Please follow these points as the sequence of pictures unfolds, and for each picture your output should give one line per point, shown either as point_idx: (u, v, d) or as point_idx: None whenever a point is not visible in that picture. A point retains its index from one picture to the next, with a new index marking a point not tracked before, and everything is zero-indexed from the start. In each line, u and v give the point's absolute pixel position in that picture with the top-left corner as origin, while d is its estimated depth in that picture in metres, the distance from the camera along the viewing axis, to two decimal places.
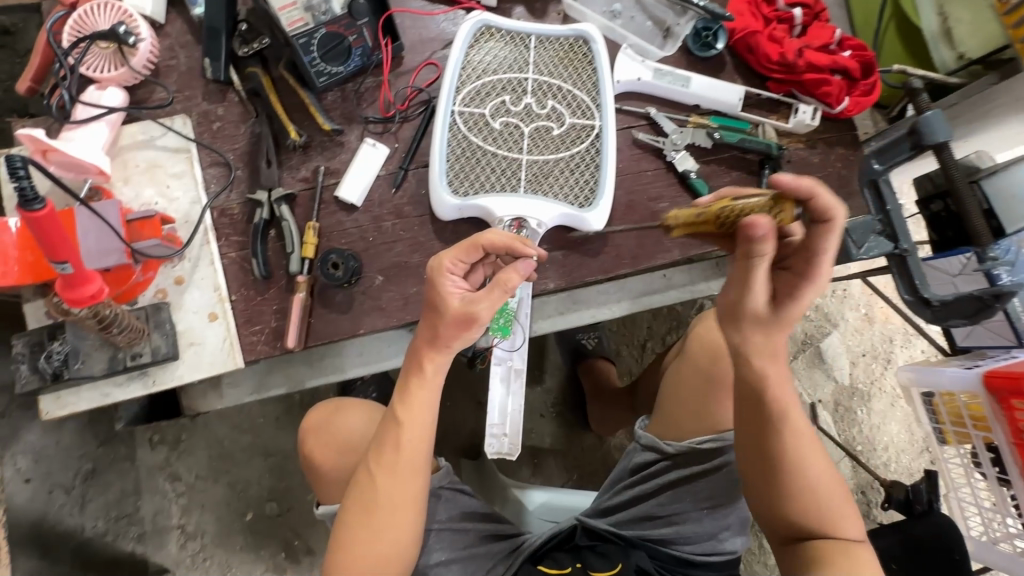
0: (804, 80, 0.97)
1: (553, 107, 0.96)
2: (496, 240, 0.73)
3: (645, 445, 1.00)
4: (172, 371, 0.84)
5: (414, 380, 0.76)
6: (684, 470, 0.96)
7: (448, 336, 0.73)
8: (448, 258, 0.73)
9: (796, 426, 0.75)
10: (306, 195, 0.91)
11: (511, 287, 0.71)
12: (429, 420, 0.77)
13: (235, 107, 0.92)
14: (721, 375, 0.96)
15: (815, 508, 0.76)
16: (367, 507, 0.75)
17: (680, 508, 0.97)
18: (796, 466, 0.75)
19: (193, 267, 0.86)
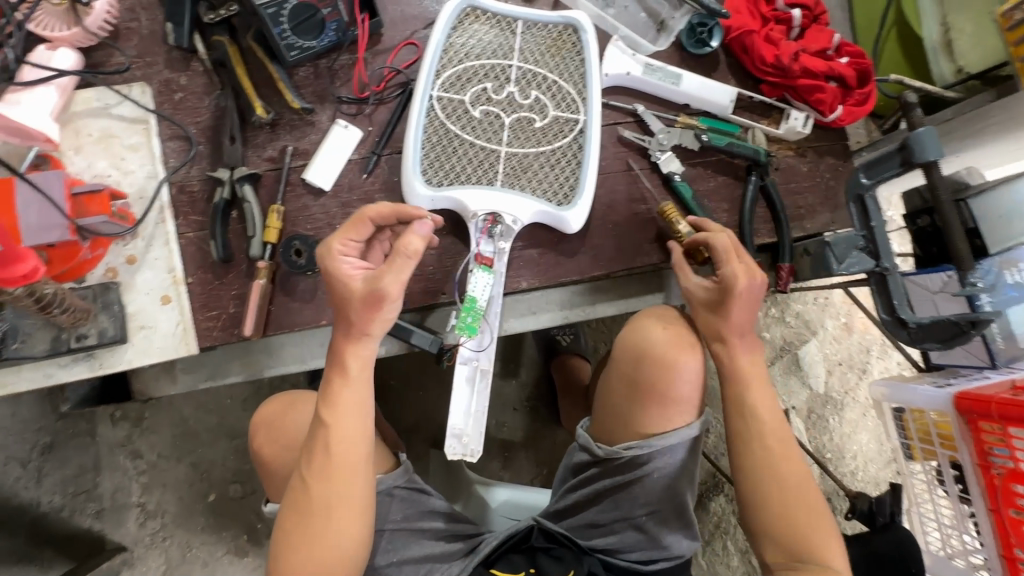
0: (798, 85, 0.94)
1: (537, 97, 0.92)
2: (383, 211, 0.74)
3: (581, 446, 0.97)
4: (120, 355, 0.79)
5: (336, 377, 0.75)
6: (616, 477, 0.92)
7: (363, 321, 0.73)
8: (337, 241, 0.74)
9: (774, 444, 0.81)
10: (271, 175, 0.87)
11: (413, 251, 0.70)
12: (359, 418, 0.75)
13: (199, 77, 0.87)
14: (648, 381, 0.88)
15: (798, 527, 0.79)
16: (307, 512, 0.73)
17: (620, 512, 0.93)
18: (778, 484, 0.80)
19: (147, 246, 0.82)
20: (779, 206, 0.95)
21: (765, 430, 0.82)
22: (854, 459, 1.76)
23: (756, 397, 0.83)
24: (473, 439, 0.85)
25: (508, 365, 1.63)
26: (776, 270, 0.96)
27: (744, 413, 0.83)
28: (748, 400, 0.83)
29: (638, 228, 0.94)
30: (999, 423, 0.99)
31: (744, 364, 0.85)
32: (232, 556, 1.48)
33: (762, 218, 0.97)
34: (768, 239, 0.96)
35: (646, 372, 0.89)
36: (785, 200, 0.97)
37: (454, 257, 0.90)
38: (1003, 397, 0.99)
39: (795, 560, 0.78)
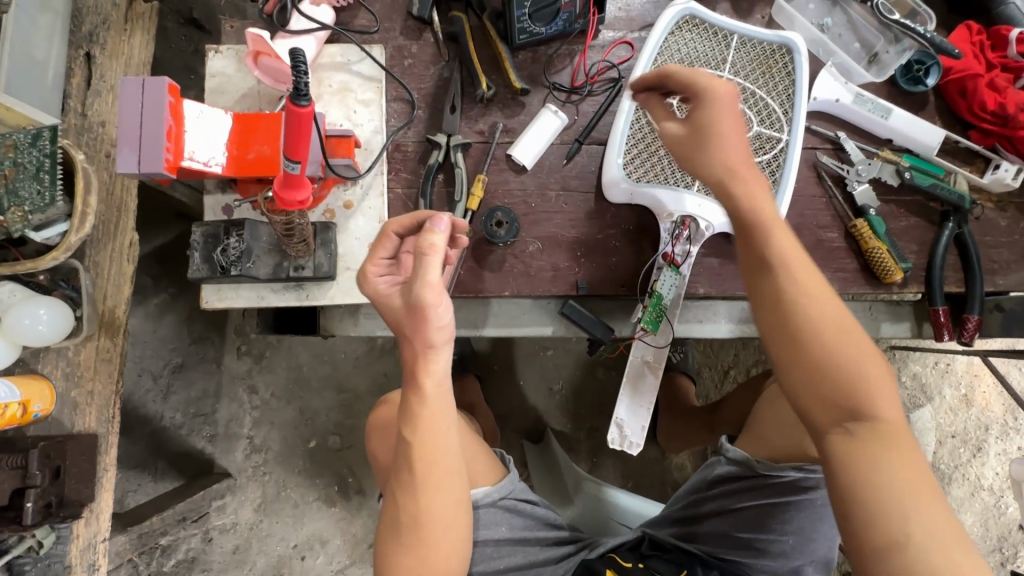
0: (1016, 137, 0.90)
1: (743, 110, 0.92)
2: (400, 221, 0.84)
3: (731, 460, 0.93)
4: (325, 291, 0.85)
5: (415, 398, 0.79)
6: (772, 496, 0.90)
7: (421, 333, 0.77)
8: (370, 266, 0.85)
9: (796, 268, 0.66)
10: (479, 147, 0.92)
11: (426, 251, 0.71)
12: (435, 433, 0.78)
13: (428, 48, 0.93)
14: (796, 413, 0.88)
15: (866, 378, 0.62)
16: (407, 530, 0.79)
17: (770, 531, 0.91)
18: (803, 318, 0.64)
19: (364, 194, 0.88)
20: (974, 257, 0.92)
21: (791, 263, 0.66)
22: None
23: (778, 223, 0.67)
24: (633, 433, 0.85)
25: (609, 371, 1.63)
26: (961, 323, 0.93)
27: (761, 230, 0.67)
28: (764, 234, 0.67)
29: (822, 255, 0.93)
30: None
31: (750, 195, 0.69)
32: (321, 503, 1.54)
33: (952, 267, 0.94)
34: (955, 288, 0.93)
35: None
36: (979, 252, 0.94)
37: (637, 254, 0.91)
38: None
39: (854, 420, 0.62)
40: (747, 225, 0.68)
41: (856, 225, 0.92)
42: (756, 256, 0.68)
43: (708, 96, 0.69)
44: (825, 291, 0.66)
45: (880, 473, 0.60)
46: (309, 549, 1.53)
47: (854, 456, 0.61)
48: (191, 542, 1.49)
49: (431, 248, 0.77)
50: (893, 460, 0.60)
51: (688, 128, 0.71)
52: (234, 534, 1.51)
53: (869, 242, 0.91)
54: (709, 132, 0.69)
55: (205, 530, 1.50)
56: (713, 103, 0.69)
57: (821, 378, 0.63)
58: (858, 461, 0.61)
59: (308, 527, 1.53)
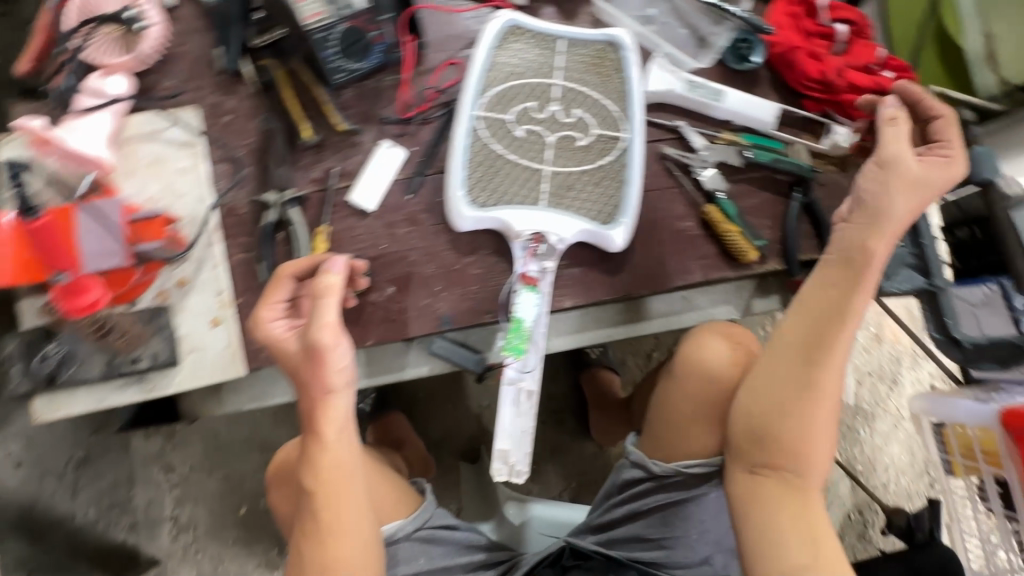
0: (841, 101, 0.93)
1: (580, 115, 0.91)
2: (297, 264, 0.79)
3: (634, 462, 0.95)
4: (171, 378, 0.80)
5: (314, 446, 0.78)
6: (674, 494, 0.92)
7: (317, 378, 0.75)
8: (262, 311, 0.78)
9: (828, 371, 0.77)
10: (317, 197, 0.87)
11: (325, 288, 0.75)
12: (337, 476, 0.78)
13: (246, 100, 0.88)
14: (703, 402, 0.90)
15: (794, 443, 0.76)
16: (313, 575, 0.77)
17: (674, 527, 0.93)
18: (817, 410, 0.76)
19: (197, 268, 0.82)
20: (824, 222, 0.94)
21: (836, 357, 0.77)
22: (886, 471, 1.74)
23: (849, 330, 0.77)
24: (518, 460, 0.85)
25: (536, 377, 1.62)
26: None
27: (830, 325, 0.76)
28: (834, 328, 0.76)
29: (683, 246, 0.93)
30: None
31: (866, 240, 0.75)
32: (263, 569, 1.48)
33: (806, 234, 0.96)
34: (812, 255, 0.95)
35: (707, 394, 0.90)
36: (829, 216, 0.96)
37: (499, 278, 0.89)
38: None
39: (782, 468, 0.77)
40: (838, 322, 0.76)
41: (707, 210, 0.92)
42: (820, 342, 0.76)
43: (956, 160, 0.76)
44: (841, 366, 0.78)
45: (775, 511, 0.77)
46: None
47: (756, 497, 0.79)
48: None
49: (330, 289, 0.74)
50: (786, 503, 0.77)
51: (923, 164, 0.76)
52: None
53: (725, 224, 0.91)
54: (936, 181, 0.75)
55: None
56: (955, 161, 0.76)
57: (782, 442, 0.77)
58: (772, 500, 0.77)
59: None
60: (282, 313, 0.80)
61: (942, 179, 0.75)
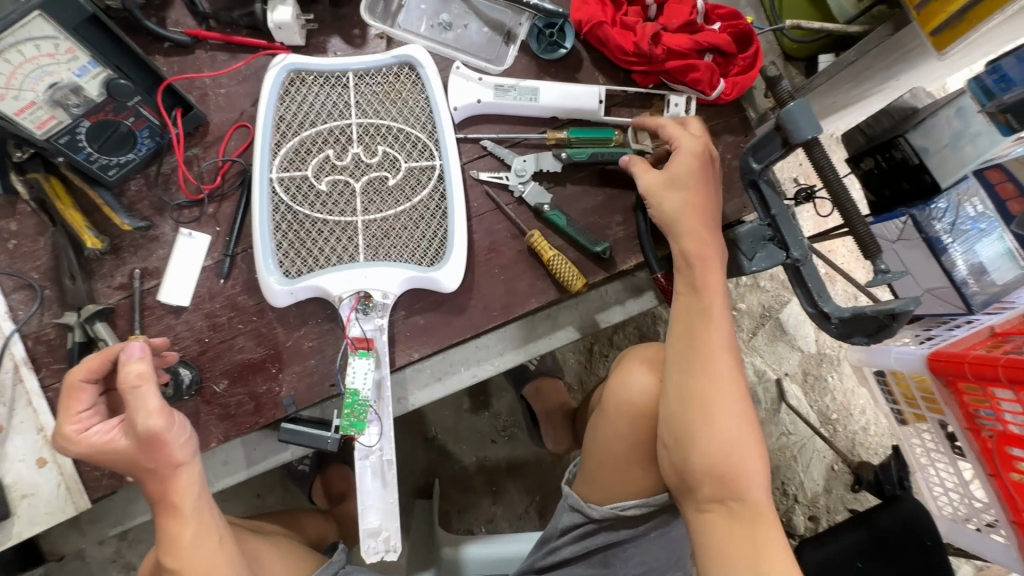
0: (668, 69, 0.84)
1: (385, 152, 0.84)
2: (90, 363, 0.70)
3: (571, 506, 0.87)
4: (7, 530, 0.76)
5: (171, 521, 0.72)
6: (614, 534, 0.85)
7: (158, 460, 0.70)
8: (68, 424, 0.70)
9: (724, 380, 0.70)
10: (125, 304, 0.82)
11: (136, 379, 0.66)
12: (204, 561, 0.71)
13: (29, 218, 0.82)
14: (631, 440, 0.82)
15: (719, 466, 0.68)
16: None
17: (615, 568, 0.87)
18: (726, 422, 0.69)
19: (10, 411, 0.78)
20: None
21: (725, 363, 0.71)
22: (864, 414, 1.65)
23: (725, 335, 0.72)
24: (392, 535, 0.79)
25: (478, 397, 1.57)
26: None
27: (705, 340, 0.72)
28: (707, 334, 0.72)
29: (530, 265, 0.86)
30: (976, 384, 0.89)
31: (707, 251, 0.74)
32: None
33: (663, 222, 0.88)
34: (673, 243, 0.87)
35: (632, 431, 0.83)
36: None
37: (337, 345, 0.84)
38: (976, 353, 0.89)
39: (722, 496, 0.69)
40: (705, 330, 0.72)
41: (531, 237, 0.83)
42: (693, 356, 0.72)
43: (685, 147, 0.75)
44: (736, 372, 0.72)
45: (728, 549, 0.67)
46: None
47: (708, 533, 0.70)
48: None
49: (143, 378, 0.67)
50: (742, 532, 0.68)
51: (664, 174, 0.76)
52: None
53: (547, 249, 0.82)
54: (686, 179, 0.75)
55: None
56: (683, 153, 0.75)
57: (710, 469, 0.68)
58: (725, 539, 0.68)
59: None
60: (92, 419, 0.72)
61: (688, 173, 0.75)
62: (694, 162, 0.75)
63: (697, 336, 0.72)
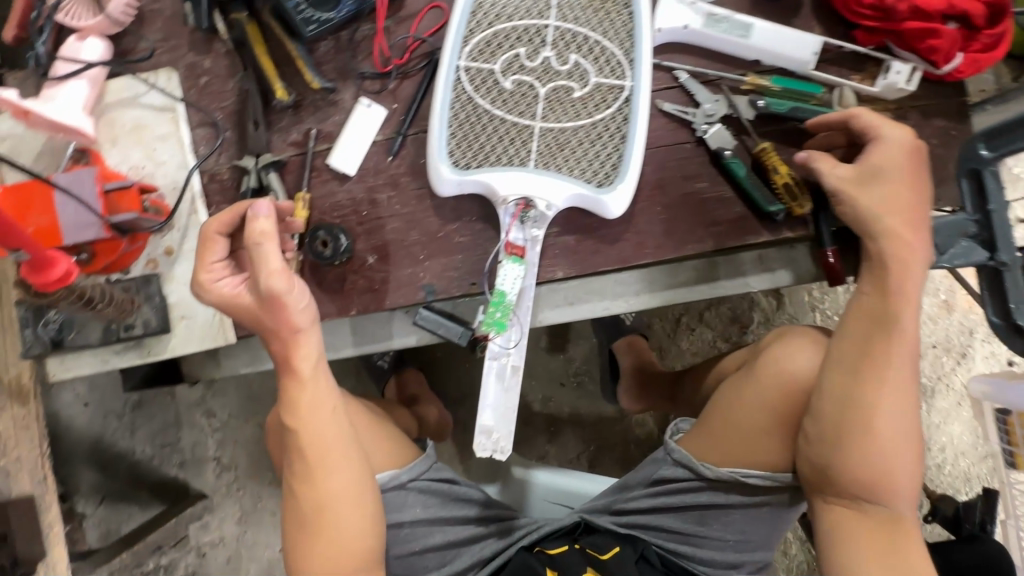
0: (902, 31, 0.76)
1: (577, 62, 0.80)
2: (219, 220, 0.69)
3: (676, 461, 0.88)
4: (164, 343, 0.83)
5: (291, 382, 0.73)
6: (716, 497, 0.86)
7: (274, 321, 0.69)
8: (202, 274, 0.70)
9: (891, 399, 0.67)
10: (296, 161, 0.84)
11: (257, 235, 0.65)
12: (322, 422, 0.74)
13: (222, 59, 0.84)
14: (768, 414, 0.81)
15: (873, 476, 0.68)
16: (305, 526, 0.74)
17: (707, 525, 0.88)
18: (889, 438, 0.67)
19: (182, 237, 0.83)
20: None
21: (898, 381, 0.67)
22: (941, 451, 1.52)
23: (901, 349, 0.67)
24: (503, 436, 0.81)
25: (556, 339, 1.57)
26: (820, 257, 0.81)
27: (880, 355, 0.67)
28: (888, 349, 0.67)
29: (693, 210, 0.83)
30: None
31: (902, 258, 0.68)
32: None
33: None
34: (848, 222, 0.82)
35: (770, 406, 0.81)
36: None
37: (486, 246, 0.84)
38: None
39: (864, 502, 0.69)
40: (885, 337, 0.68)
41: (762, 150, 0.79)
42: (864, 367, 0.68)
43: (893, 142, 0.70)
44: (908, 389, 0.68)
45: (861, 551, 0.69)
46: None
47: (842, 530, 0.71)
48: (188, 559, 1.51)
49: (265, 235, 0.64)
50: (877, 537, 0.69)
51: (859, 168, 0.71)
52: (223, 547, 1.52)
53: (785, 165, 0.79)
54: (885, 172, 0.69)
55: (196, 548, 1.51)
56: (884, 146, 0.70)
57: (861, 480, 0.68)
58: (860, 538, 0.70)
59: None
60: (224, 271, 0.72)
61: (888, 176, 0.69)
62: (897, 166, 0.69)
63: (873, 344, 0.68)
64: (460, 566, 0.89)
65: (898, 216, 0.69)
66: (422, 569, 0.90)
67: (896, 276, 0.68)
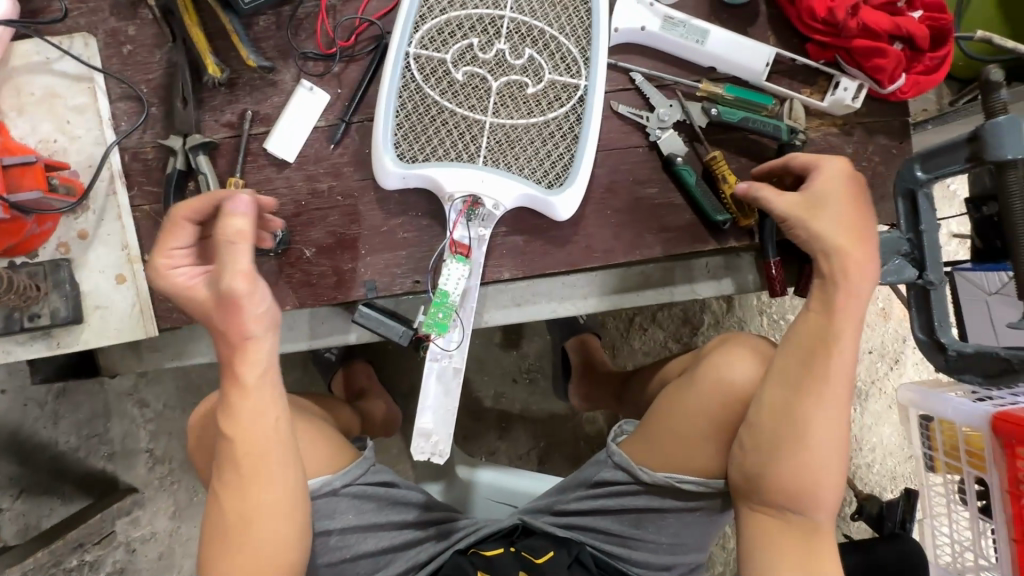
0: (852, 48, 0.77)
1: (531, 57, 0.78)
2: (193, 203, 0.63)
3: (615, 464, 0.89)
4: (76, 334, 0.76)
5: (234, 388, 0.62)
6: (653, 501, 0.87)
7: (231, 325, 0.60)
8: (159, 256, 0.64)
9: (823, 413, 0.68)
10: (230, 143, 0.78)
11: (227, 235, 0.58)
12: (262, 441, 0.63)
13: (148, 28, 0.78)
14: (709, 420, 0.82)
15: (797, 488, 0.69)
16: (221, 549, 0.64)
17: (643, 528, 0.90)
18: (817, 452, 0.69)
19: (98, 220, 0.76)
20: None
21: (832, 397, 0.68)
22: (871, 452, 1.61)
23: (840, 365, 0.68)
24: (442, 440, 0.79)
25: (511, 335, 1.56)
26: (764, 267, 0.82)
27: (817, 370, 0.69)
28: (826, 365, 0.68)
29: (642, 215, 0.82)
30: None
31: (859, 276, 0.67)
32: None
33: None
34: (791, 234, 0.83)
35: (712, 412, 0.82)
36: None
37: (432, 243, 0.81)
38: None
39: (786, 511, 0.71)
40: (825, 352, 0.68)
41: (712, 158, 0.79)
42: (800, 380, 0.69)
43: (839, 172, 0.70)
44: (842, 405, 0.69)
45: (777, 557, 0.72)
46: None
47: (762, 536, 0.73)
48: (115, 555, 1.42)
49: (237, 235, 0.58)
50: (794, 544, 0.71)
51: (805, 196, 0.70)
52: (155, 542, 1.45)
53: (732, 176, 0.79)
54: (829, 200, 0.69)
55: (124, 544, 1.43)
56: (828, 175, 0.70)
57: (784, 489, 0.70)
58: (778, 544, 0.72)
59: None
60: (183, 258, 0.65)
61: (832, 206, 0.69)
62: (840, 199, 0.69)
63: (813, 359, 0.69)
64: (394, 571, 0.87)
65: (847, 239, 0.68)
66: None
67: (844, 292, 0.68)
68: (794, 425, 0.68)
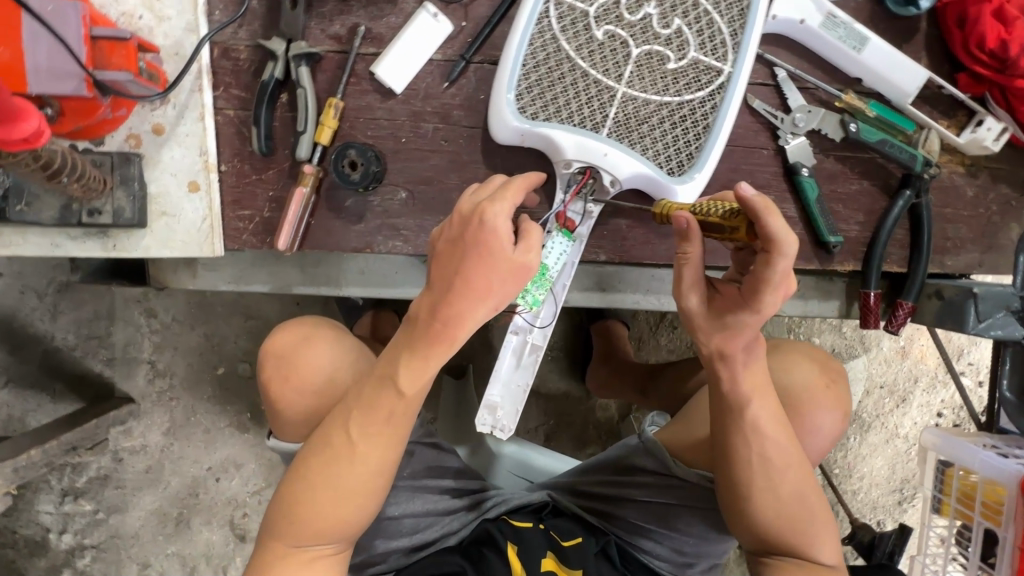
0: (1010, 87, 0.72)
1: (679, 29, 0.70)
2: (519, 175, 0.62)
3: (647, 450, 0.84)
4: (136, 241, 0.70)
5: (440, 341, 0.61)
6: (685, 500, 0.82)
7: (502, 291, 0.59)
8: (501, 202, 0.57)
9: (768, 470, 0.68)
10: (335, 59, 0.71)
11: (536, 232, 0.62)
12: (414, 398, 0.64)
13: None
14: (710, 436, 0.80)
15: (773, 531, 0.69)
16: (324, 480, 0.63)
17: (671, 527, 0.84)
18: (773, 501, 0.68)
19: (178, 117, 0.68)
20: (926, 235, 0.78)
21: (770, 453, 0.68)
22: (859, 480, 1.57)
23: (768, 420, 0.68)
24: (506, 414, 0.75)
25: None
26: (860, 297, 0.80)
27: (751, 432, 0.67)
28: (754, 429, 0.67)
29: None
30: None
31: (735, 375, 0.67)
32: (233, 429, 1.34)
33: (898, 243, 0.80)
34: (895, 269, 0.80)
35: None
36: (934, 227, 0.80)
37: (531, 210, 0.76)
38: None
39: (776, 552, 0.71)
40: (736, 422, 0.67)
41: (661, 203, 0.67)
42: (730, 445, 0.68)
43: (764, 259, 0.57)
44: (785, 447, 0.68)
45: None
46: (224, 472, 1.34)
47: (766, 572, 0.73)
48: (101, 462, 1.30)
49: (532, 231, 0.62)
50: None
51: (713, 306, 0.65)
52: (145, 456, 1.32)
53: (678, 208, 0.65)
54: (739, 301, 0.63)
55: (113, 451, 1.30)
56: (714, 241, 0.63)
57: (764, 536, 0.70)
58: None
59: (221, 451, 1.34)
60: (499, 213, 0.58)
61: (739, 324, 0.63)
62: (739, 313, 0.63)
63: (731, 425, 0.68)
64: (431, 537, 0.85)
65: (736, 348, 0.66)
66: (395, 538, 0.84)
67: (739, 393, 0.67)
68: (736, 489, 0.69)
